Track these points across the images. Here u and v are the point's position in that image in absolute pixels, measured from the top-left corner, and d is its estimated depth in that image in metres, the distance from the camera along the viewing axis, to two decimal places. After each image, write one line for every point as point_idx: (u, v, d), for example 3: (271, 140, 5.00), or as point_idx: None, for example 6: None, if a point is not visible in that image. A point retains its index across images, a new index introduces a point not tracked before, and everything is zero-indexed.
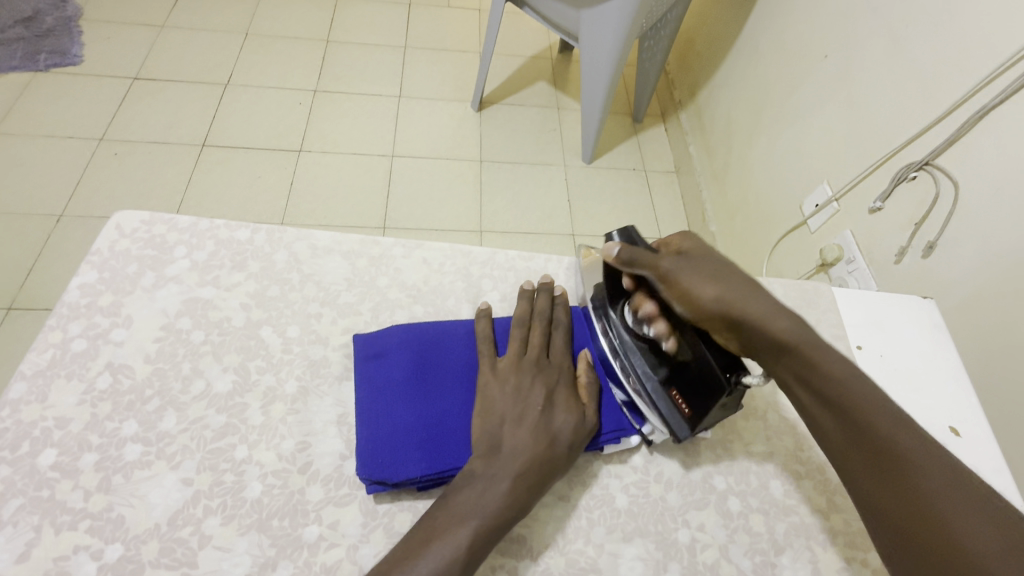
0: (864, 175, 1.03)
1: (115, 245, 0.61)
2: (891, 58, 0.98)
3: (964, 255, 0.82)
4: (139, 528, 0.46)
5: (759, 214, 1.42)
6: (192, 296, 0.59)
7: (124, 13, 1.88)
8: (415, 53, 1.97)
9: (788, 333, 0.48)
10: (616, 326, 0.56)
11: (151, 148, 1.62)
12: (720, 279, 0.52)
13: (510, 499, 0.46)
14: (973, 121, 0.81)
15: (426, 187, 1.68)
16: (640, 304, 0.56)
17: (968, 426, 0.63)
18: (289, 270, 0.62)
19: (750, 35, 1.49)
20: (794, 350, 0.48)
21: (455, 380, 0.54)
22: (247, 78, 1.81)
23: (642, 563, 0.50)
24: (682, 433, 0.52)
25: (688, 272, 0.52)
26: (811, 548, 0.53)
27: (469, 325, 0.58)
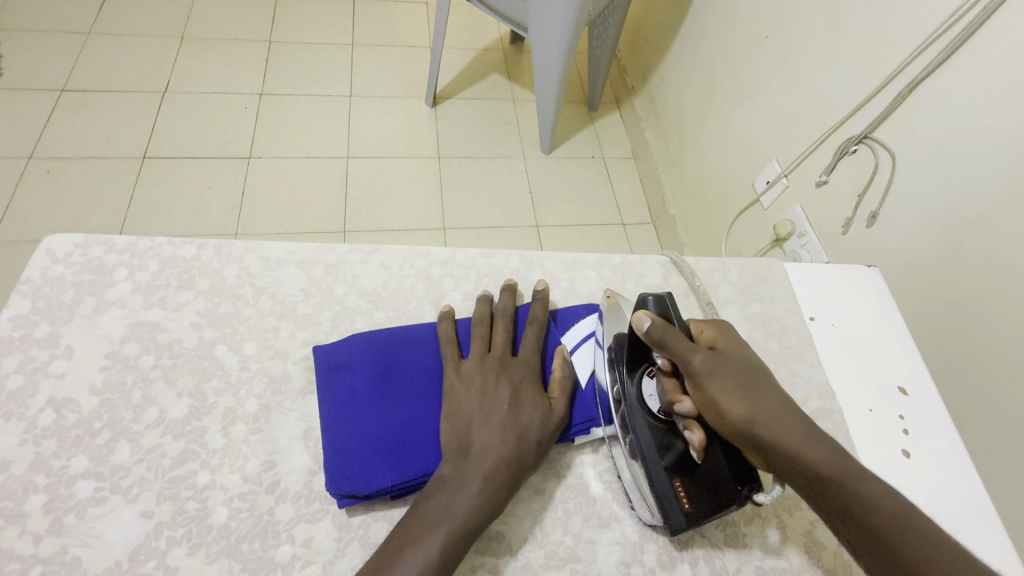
0: (809, 151, 1.08)
1: (47, 272, 0.57)
2: (826, 37, 1.02)
3: (903, 222, 0.86)
4: (98, 568, 0.44)
5: (715, 194, 1.46)
6: (137, 320, 0.56)
7: (45, 20, 1.76)
8: (364, 51, 1.92)
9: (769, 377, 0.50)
10: (631, 402, 0.52)
11: (88, 164, 1.53)
12: (744, 335, 0.55)
13: (481, 500, 0.46)
14: (904, 94, 0.85)
15: (385, 188, 1.65)
16: (671, 395, 0.51)
17: (916, 384, 0.67)
18: (240, 284, 0.60)
19: (694, 19, 1.51)
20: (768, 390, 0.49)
21: (422, 385, 0.54)
22: (187, 84, 1.72)
23: (620, 547, 0.51)
24: (676, 526, 0.49)
25: (722, 376, 0.49)
26: (778, 514, 0.55)
27: (433, 328, 0.58)
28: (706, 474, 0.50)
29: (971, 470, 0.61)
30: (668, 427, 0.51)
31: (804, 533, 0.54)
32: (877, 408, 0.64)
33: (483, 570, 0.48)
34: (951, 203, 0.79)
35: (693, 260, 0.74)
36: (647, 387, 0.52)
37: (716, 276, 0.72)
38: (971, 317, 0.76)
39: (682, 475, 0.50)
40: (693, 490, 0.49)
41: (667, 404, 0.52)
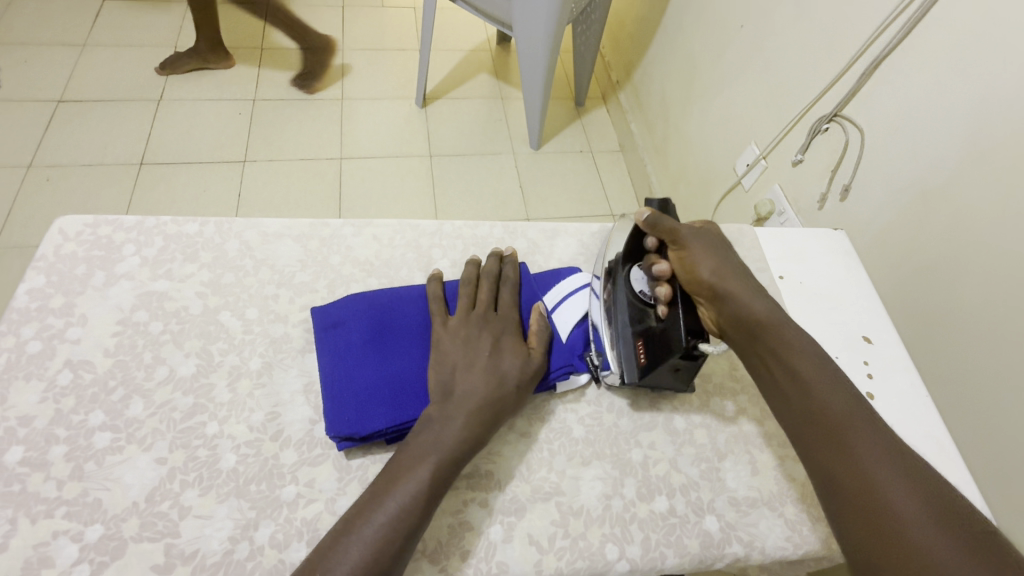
0: (783, 133, 1.12)
1: (60, 249, 0.61)
2: (797, 21, 1.07)
3: (875, 193, 0.89)
4: (117, 508, 0.48)
5: (699, 180, 1.50)
6: (146, 290, 0.60)
7: (40, 35, 1.80)
8: (354, 55, 1.97)
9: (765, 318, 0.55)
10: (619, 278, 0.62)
11: (87, 171, 1.57)
12: (721, 263, 0.59)
13: (467, 432, 0.50)
14: (868, 72, 0.89)
15: (380, 186, 1.69)
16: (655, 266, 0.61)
17: (880, 333, 0.71)
18: (241, 257, 0.64)
19: (674, 13, 1.56)
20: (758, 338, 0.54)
21: (412, 339, 0.58)
22: (182, 91, 1.77)
23: (601, 482, 0.55)
24: (630, 376, 0.57)
25: (698, 248, 0.60)
26: (749, 451, 0.59)
27: (422, 289, 0.62)
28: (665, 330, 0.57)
29: (932, 409, 0.65)
30: (640, 346, 0.58)
31: (773, 467, 0.58)
32: (844, 355, 0.68)
33: (475, 504, 0.52)
34: (914, 170, 0.83)
35: None
36: (628, 313, 0.60)
37: None
38: (938, 276, 0.79)
39: (645, 335, 0.58)
40: (652, 347, 0.57)
41: (643, 325, 0.59)
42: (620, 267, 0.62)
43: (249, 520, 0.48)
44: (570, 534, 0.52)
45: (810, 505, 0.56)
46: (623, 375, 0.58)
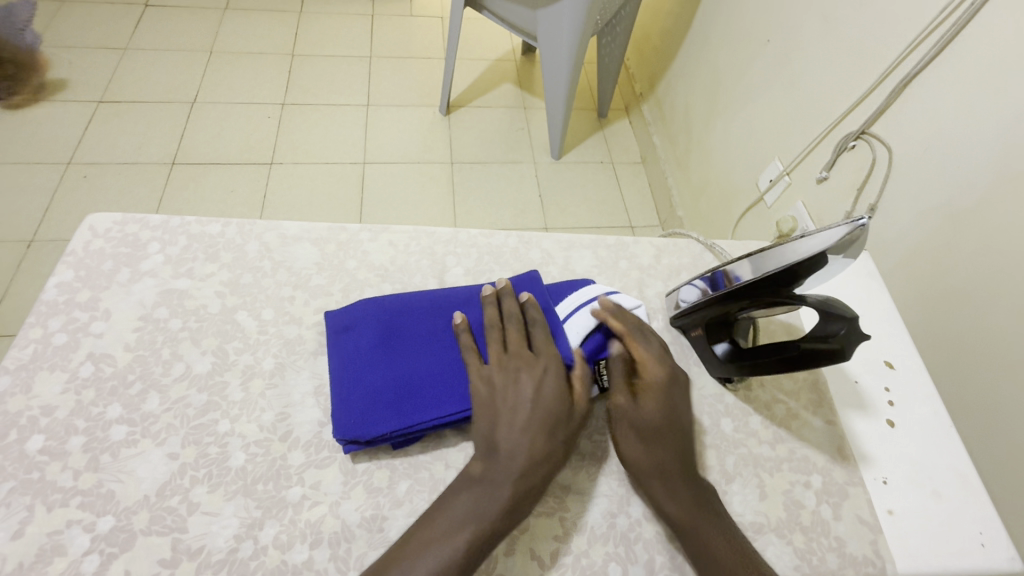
0: (810, 148, 1.09)
1: (89, 245, 0.63)
2: (825, 37, 1.05)
3: (900, 214, 0.86)
4: (128, 501, 0.49)
5: (721, 194, 1.48)
6: (167, 288, 0.61)
7: (85, 38, 1.89)
8: (381, 62, 2.01)
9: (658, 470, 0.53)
10: (731, 296, 0.56)
11: (121, 169, 1.63)
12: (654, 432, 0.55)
13: (519, 492, 0.49)
14: (898, 89, 0.87)
15: (400, 191, 1.72)
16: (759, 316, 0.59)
17: (902, 359, 0.68)
18: (260, 258, 0.65)
19: (699, 26, 1.56)
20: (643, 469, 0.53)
21: (420, 355, 0.57)
22: (214, 94, 1.83)
23: (607, 499, 0.54)
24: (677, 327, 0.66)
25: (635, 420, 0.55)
26: (759, 475, 0.58)
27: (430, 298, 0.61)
28: (711, 352, 0.62)
29: (954, 439, 0.62)
30: (698, 330, 0.62)
31: (783, 493, 0.57)
32: (864, 378, 0.66)
33: None
34: (941, 191, 0.80)
35: (685, 241, 0.77)
36: (709, 312, 0.60)
37: (708, 256, 0.75)
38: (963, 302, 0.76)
39: (705, 334, 0.62)
40: (701, 340, 0.63)
41: (714, 325, 0.60)
42: (743, 295, 0.54)
43: (255, 519, 0.49)
44: (573, 550, 0.51)
45: (821, 534, 0.55)
46: (677, 319, 0.65)
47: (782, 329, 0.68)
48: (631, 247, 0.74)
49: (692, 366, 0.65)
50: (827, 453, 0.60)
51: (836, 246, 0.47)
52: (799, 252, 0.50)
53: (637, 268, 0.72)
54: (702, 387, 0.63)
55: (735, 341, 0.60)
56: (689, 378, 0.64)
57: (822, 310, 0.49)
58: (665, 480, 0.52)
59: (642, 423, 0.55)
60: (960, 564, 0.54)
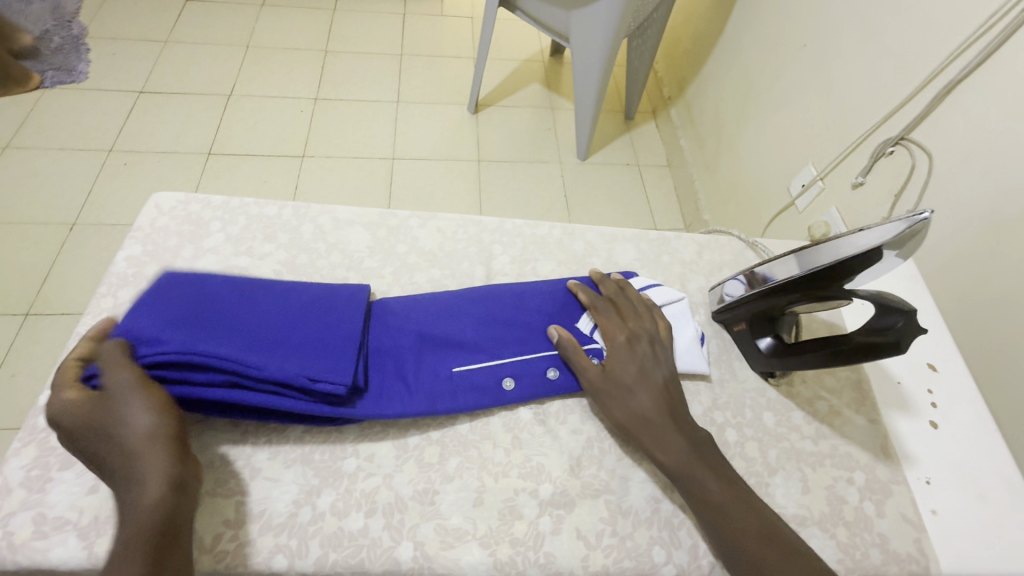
0: (845, 153, 1.08)
1: (155, 222, 0.66)
2: (865, 42, 1.05)
3: (941, 220, 0.85)
4: None
5: (751, 197, 1.48)
6: (229, 265, 0.64)
7: (128, 30, 1.95)
8: (411, 60, 2.04)
9: (665, 449, 0.52)
10: (777, 293, 0.57)
11: (160, 158, 1.68)
12: (630, 399, 0.55)
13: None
14: (940, 95, 0.86)
15: (428, 187, 1.74)
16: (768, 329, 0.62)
17: (946, 362, 0.68)
18: (315, 240, 0.67)
19: (733, 30, 1.56)
20: (644, 441, 0.53)
21: (238, 331, 0.53)
22: (250, 88, 1.87)
23: (651, 484, 0.55)
24: (719, 321, 0.67)
25: (611, 391, 0.56)
26: (801, 469, 0.58)
27: (230, 282, 0.57)
28: (753, 346, 0.63)
29: (999, 444, 0.62)
30: (741, 324, 0.63)
31: (825, 487, 0.57)
32: (906, 379, 0.66)
33: (525, 494, 0.53)
34: (986, 197, 0.79)
35: (726, 238, 0.77)
36: (754, 306, 0.61)
37: (749, 253, 0.75)
38: (1006, 309, 0.75)
39: (747, 328, 0.63)
40: (743, 334, 0.64)
41: (758, 318, 0.61)
42: (792, 292, 0.55)
43: (313, 486, 0.51)
44: (618, 532, 0.52)
45: (863, 530, 0.55)
46: (719, 314, 0.66)
47: (824, 327, 0.68)
48: (673, 242, 0.75)
49: (734, 360, 0.65)
50: (869, 451, 0.61)
51: (892, 243, 0.48)
52: (855, 244, 0.50)
53: (679, 263, 0.73)
54: (744, 381, 0.64)
55: (780, 336, 0.61)
56: (731, 372, 0.64)
57: (878, 305, 0.49)
58: (679, 480, 0.51)
59: (631, 419, 0.54)
60: (1006, 567, 0.54)
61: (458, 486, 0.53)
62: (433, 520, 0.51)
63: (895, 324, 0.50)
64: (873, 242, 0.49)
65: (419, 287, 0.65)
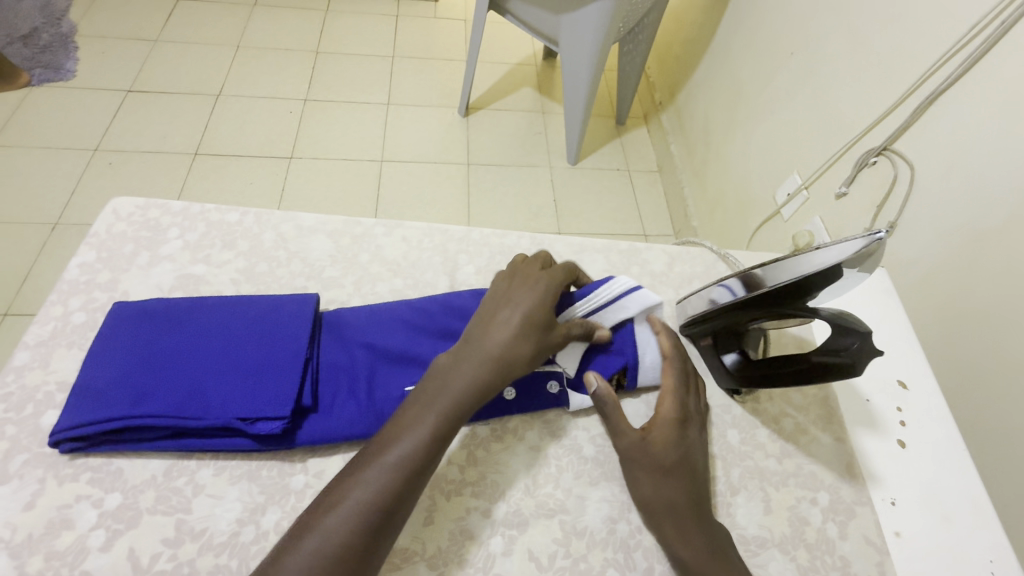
0: (829, 163, 1.08)
1: (111, 228, 0.65)
2: (851, 51, 1.04)
3: (921, 233, 0.84)
4: (136, 479, 0.50)
5: (737, 205, 1.47)
6: (185, 273, 0.63)
7: (118, 28, 1.94)
8: (403, 62, 2.03)
9: (687, 545, 0.48)
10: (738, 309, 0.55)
11: (145, 158, 1.66)
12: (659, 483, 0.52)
13: (420, 449, 0.46)
14: (923, 106, 0.85)
15: (416, 191, 1.73)
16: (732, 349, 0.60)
17: (917, 379, 0.66)
18: (276, 248, 0.66)
19: (723, 37, 1.55)
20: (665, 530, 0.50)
21: (173, 365, 0.52)
22: (239, 88, 1.86)
23: (608, 504, 0.54)
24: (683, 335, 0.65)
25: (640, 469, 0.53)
26: (764, 489, 0.57)
27: (171, 303, 0.57)
28: (718, 363, 0.61)
29: (967, 466, 0.60)
30: (705, 340, 0.61)
31: (788, 508, 0.56)
32: (875, 397, 0.65)
33: (477, 513, 0.52)
34: (964, 211, 0.78)
35: (699, 249, 0.76)
36: (716, 323, 0.59)
37: (721, 266, 0.74)
38: (981, 325, 0.74)
39: (712, 344, 0.61)
40: (708, 350, 0.62)
41: (722, 335, 0.60)
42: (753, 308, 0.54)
43: (257, 504, 0.50)
44: (571, 554, 0.51)
45: (825, 553, 0.54)
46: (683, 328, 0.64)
47: (793, 343, 0.67)
48: (643, 254, 0.74)
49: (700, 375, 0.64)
50: (835, 471, 0.59)
51: (852, 261, 0.47)
52: (813, 262, 0.49)
53: (648, 275, 0.72)
54: (710, 397, 0.63)
55: (745, 352, 0.60)
56: None
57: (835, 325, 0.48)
58: None
59: (657, 502, 0.51)
60: None
61: None
62: None
63: (853, 344, 0.49)
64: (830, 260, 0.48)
65: (381, 297, 0.64)
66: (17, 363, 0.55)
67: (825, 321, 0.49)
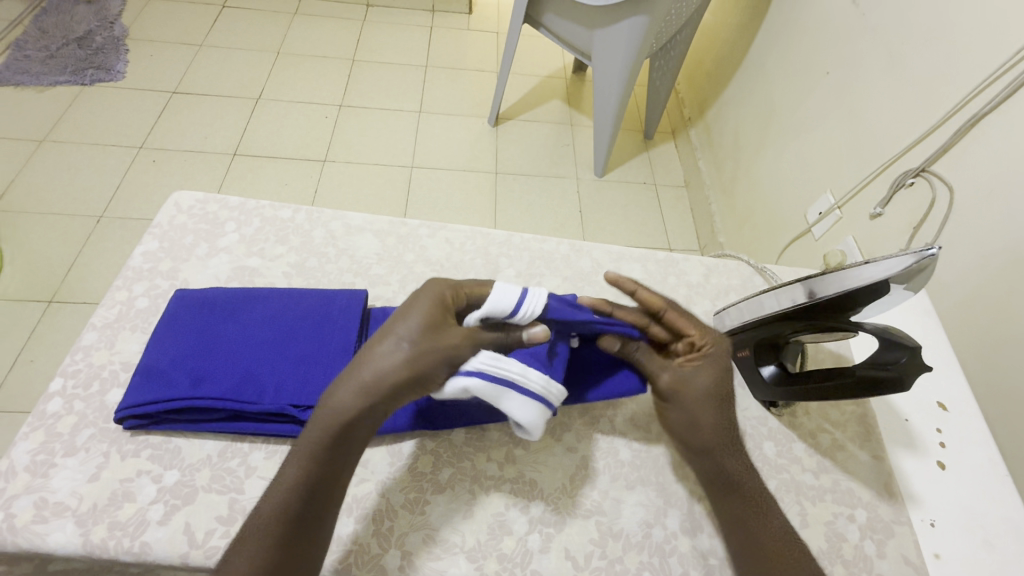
0: (864, 183, 1.07)
1: (173, 220, 0.68)
2: (889, 72, 1.04)
3: (961, 255, 0.83)
4: (192, 458, 0.52)
5: (766, 222, 1.46)
6: (240, 265, 0.66)
7: (167, 33, 2.02)
8: (435, 72, 2.08)
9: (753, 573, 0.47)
10: (780, 321, 0.56)
11: (187, 156, 1.73)
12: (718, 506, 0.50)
13: (313, 464, 0.45)
14: (964, 129, 0.85)
15: (444, 197, 1.76)
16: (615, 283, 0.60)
17: (957, 401, 0.65)
18: (326, 245, 0.69)
19: (756, 55, 1.56)
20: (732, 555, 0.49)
21: (228, 354, 0.54)
22: (278, 93, 1.93)
23: (643, 509, 0.54)
24: None
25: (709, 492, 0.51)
26: (801, 502, 0.57)
27: (231, 292, 0.59)
28: (755, 374, 0.61)
29: (1011, 491, 0.59)
30: (744, 350, 0.62)
31: (825, 523, 0.56)
32: (914, 417, 0.64)
33: (515, 509, 0.53)
34: (1006, 235, 0.77)
35: (735, 262, 0.77)
36: (757, 332, 0.59)
37: (757, 280, 0.74)
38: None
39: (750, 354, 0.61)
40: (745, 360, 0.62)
41: (760, 345, 0.60)
42: (798, 320, 0.54)
43: None
44: (608, 555, 0.51)
45: (862, 570, 0.54)
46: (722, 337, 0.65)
47: (830, 359, 0.67)
48: (681, 264, 0.75)
49: (736, 387, 0.65)
50: (872, 488, 0.59)
51: (901, 276, 0.47)
52: (863, 274, 0.50)
53: (685, 285, 0.73)
54: (746, 409, 0.63)
55: (784, 364, 0.60)
56: None
57: (883, 339, 0.49)
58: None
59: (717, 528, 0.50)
60: None
61: (451, 497, 0.53)
62: (423, 530, 0.51)
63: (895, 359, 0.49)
64: (882, 274, 0.48)
65: None
66: (85, 343, 0.58)
67: (871, 334, 0.50)
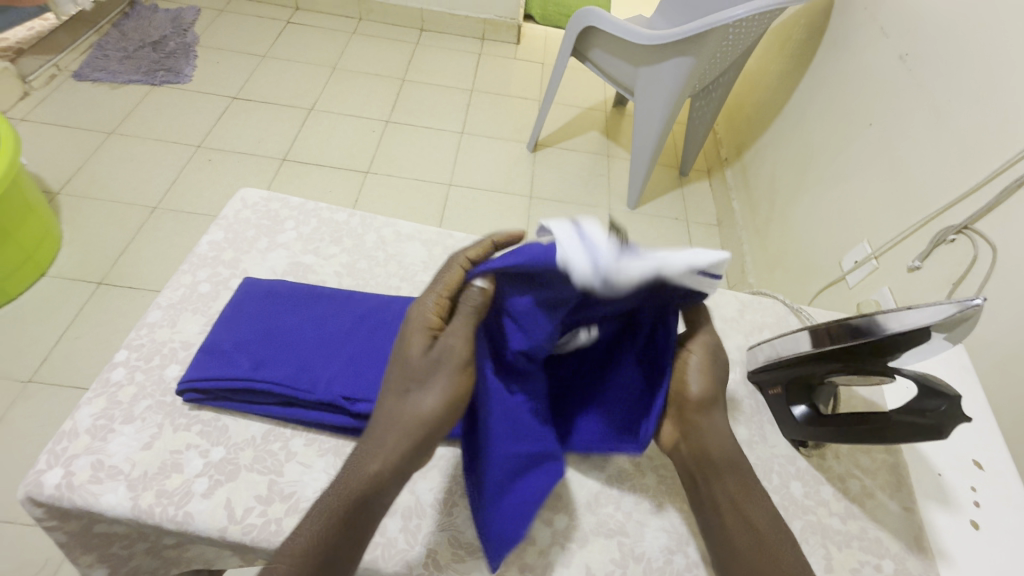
0: (902, 236, 1.06)
1: (238, 214, 0.73)
2: (934, 127, 1.04)
3: (1002, 315, 0.81)
4: (238, 437, 0.55)
5: (798, 266, 1.46)
6: (296, 261, 0.70)
7: (233, 43, 2.16)
8: (480, 96, 2.16)
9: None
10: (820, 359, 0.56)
11: (241, 158, 1.82)
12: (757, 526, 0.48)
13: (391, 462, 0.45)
14: (1011, 187, 0.84)
15: (479, 215, 1.80)
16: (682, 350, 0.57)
17: (993, 460, 0.64)
18: (376, 249, 0.73)
19: (799, 101, 1.58)
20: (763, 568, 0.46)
21: (283, 344, 0.57)
22: (329, 105, 2.02)
23: (666, 535, 0.54)
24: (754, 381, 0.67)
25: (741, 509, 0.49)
26: (826, 546, 0.57)
27: (290, 286, 0.63)
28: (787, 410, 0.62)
29: None
30: (777, 388, 0.63)
31: (849, 569, 0.55)
32: (949, 472, 0.63)
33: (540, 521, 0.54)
34: None
35: (770, 301, 0.77)
36: (795, 368, 0.60)
37: (792, 320, 0.75)
38: None
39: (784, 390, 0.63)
40: (778, 396, 0.63)
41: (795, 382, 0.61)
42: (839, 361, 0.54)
43: None
44: None
45: None
46: (757, 374, 0.66)
47: (863, 404, 0.67)
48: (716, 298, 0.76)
49: (765, 423, 0.65)
50: (901, 540, 0.58)
51: (942, 324, 0.48)
52: (911, 318, 0.50)
53: (719, 319, 0.74)
54: (774, 446, 0.63)
55: (815, 406, 0.61)
56: (761, 435, 0.64)
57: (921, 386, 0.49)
58: None
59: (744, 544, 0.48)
60: None
61: None
62: (448, 530, 0.52)
63: (932, 405, 0.50)
64: (930, 321, 0.48)
65: None
66: (150, 320, 0.62)
67: (911, 380, 0.51)
